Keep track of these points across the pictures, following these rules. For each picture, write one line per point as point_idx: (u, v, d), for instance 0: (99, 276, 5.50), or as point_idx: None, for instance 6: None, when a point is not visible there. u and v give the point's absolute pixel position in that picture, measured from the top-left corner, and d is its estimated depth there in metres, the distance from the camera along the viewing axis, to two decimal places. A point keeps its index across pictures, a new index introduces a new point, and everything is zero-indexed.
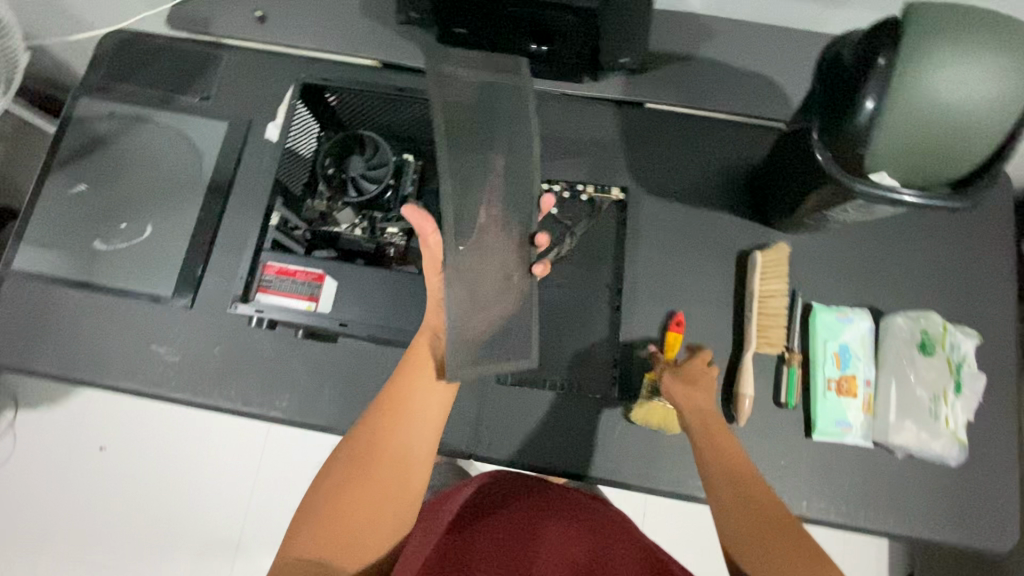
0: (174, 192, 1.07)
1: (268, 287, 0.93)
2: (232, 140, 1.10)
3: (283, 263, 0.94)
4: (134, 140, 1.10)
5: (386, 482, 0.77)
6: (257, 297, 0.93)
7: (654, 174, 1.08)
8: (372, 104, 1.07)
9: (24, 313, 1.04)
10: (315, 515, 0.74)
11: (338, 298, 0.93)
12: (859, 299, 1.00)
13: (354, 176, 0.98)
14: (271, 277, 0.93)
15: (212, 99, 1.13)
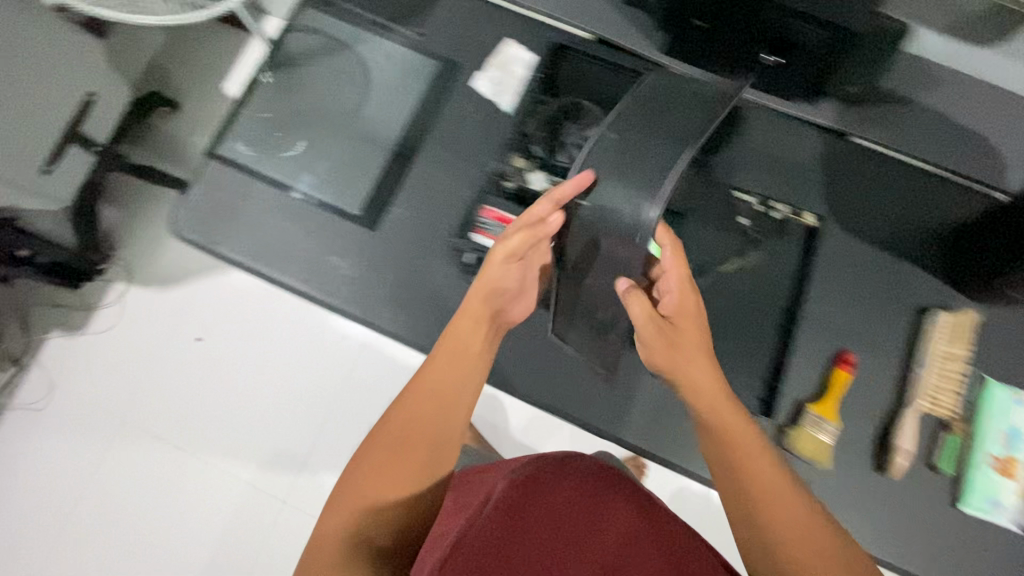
0: (379, 125, 1.16)
1: (483, 230, 1.08)
2: (437, 83, 1.14)
3: (501, 211, 1.08)
4: (350, 65, 1.18)
5: (422, 450, 0.90)
6: (473, 236, 1.08)
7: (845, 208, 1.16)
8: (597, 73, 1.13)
9: (223, 200, 1.16)
10: (359, 469, 0.90)
11: (543, 251, 1.08)
12: (983, 367, 1.11)
13: (563, 140, 1.05)
14: (489, 221, 1.09)
15: (425, 35, 1.15)
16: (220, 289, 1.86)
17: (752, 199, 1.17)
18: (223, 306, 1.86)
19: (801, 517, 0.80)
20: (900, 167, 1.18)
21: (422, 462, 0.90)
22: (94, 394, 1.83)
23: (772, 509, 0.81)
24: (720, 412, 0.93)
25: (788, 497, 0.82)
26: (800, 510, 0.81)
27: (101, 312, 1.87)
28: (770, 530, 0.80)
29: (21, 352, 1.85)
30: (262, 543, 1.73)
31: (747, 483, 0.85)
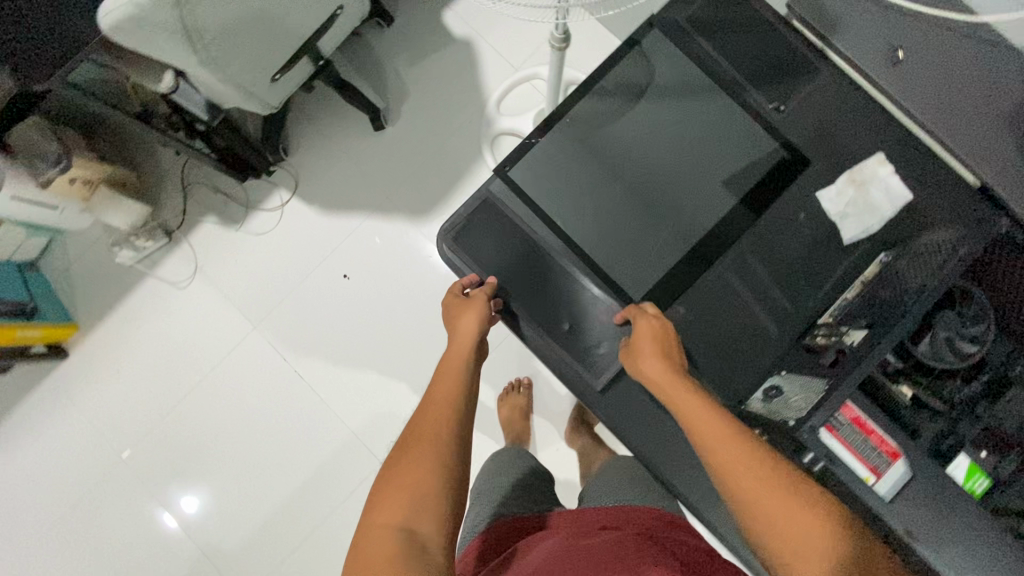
0: (699, 196, 0.96)
1: (835, 428, 0.75)
2: (779, 174, 0.94)
3: (863, 413, 0.76)
4: (681, 119, 0.98)
5: (435, 409, 0.80)
6: (820, 435, 0.75)
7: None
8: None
9: (486, 220, 0.99)
10: (402, 437, 0.78)
11: (904, 491, 0.74)
12: None
13: (944, 327, 0.81)
14: (843, 420, 0.76)
15: (786, 113, 0.96)
16: (385, 238, 1.79)
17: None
18: (381, 254, 1.79)
19: (754, 469, 0.70)
20: None
21: (451, 406, 0.80)
22: (234, 292, 1.81)
23: (765, 500, 0.68)
24: (682, 398, 0.78)
25: (758, 470, 0.69)
26: (775, 489, 0.68)
27: (262, 214, 1.82)
28: (780, 534, 0.66)
29: (175, 227, 1.83)
30: (347, 499, 1.71)
31: (724, 481, 0.71)
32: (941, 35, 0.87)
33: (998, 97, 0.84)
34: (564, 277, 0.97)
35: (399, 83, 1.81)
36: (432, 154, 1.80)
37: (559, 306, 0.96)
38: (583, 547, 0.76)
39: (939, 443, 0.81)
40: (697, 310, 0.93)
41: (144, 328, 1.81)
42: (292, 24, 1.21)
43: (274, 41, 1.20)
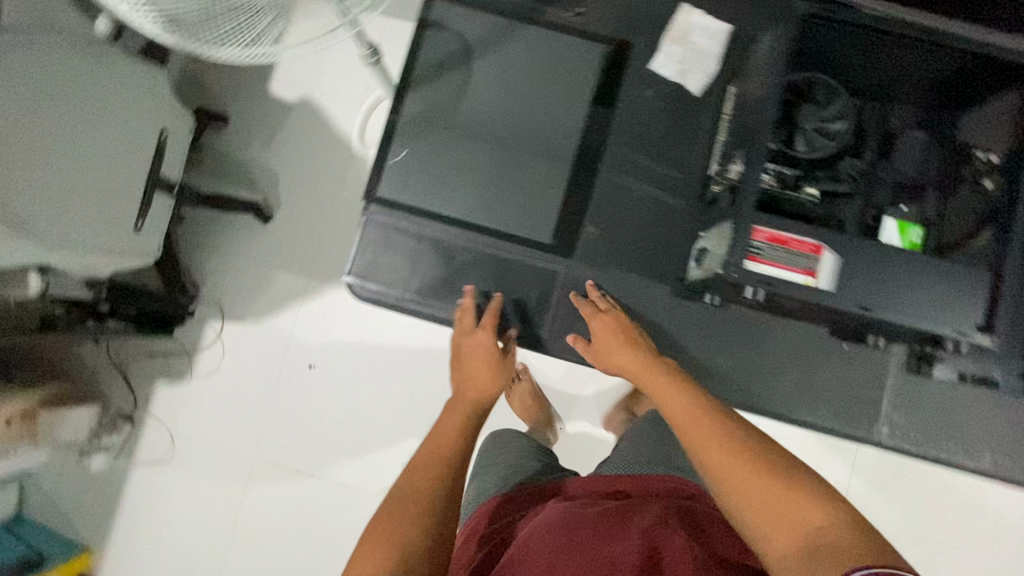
0: (551, 123, 0.96)
1: (758, 256, 0.75)
2: (609, 68, 0.96)
3: (774, 229, 0.76)
4: (498, 64, 0.97)
5: (444, 446, 0.77)
6: (746, 266, 0.75)
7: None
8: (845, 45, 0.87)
9: (381, 246, 0.97)
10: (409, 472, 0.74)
11: (843, 280, 0.75)
12: None
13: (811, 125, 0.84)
14: (760, 244, 0.75)
15: (585, 13, 0.97)
16: (328, 309, 1.77)
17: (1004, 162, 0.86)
18: (332, 327, 1.76)
19: (732, 444, 0.66)
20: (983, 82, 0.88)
21: (450, 454, 0.76)
22: (216, 436, 1.77)
23: (738, 472, 0.63)
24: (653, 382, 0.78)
25: (734, 448, 0.65)
26: (753, 467, 0.63)
27: (204, 352, 1.79)
28: (757, 505, 0.61)
29: (135, 405, 1.77)
30: None
31: (698, 462, 0.67)
32: None
33: None
34: (476, 258, 0.97)
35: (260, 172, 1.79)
36: (324, 218, 1.79)
37: (486, 285, 0.97)
38: (587, 526, 0.71)
39: (864, 220, 0.89)
40: (608, 221, 0.95)
41: (159, 516, 1.76)
42: (122, 168, 1.17)
43: (114, 190, 1.16)
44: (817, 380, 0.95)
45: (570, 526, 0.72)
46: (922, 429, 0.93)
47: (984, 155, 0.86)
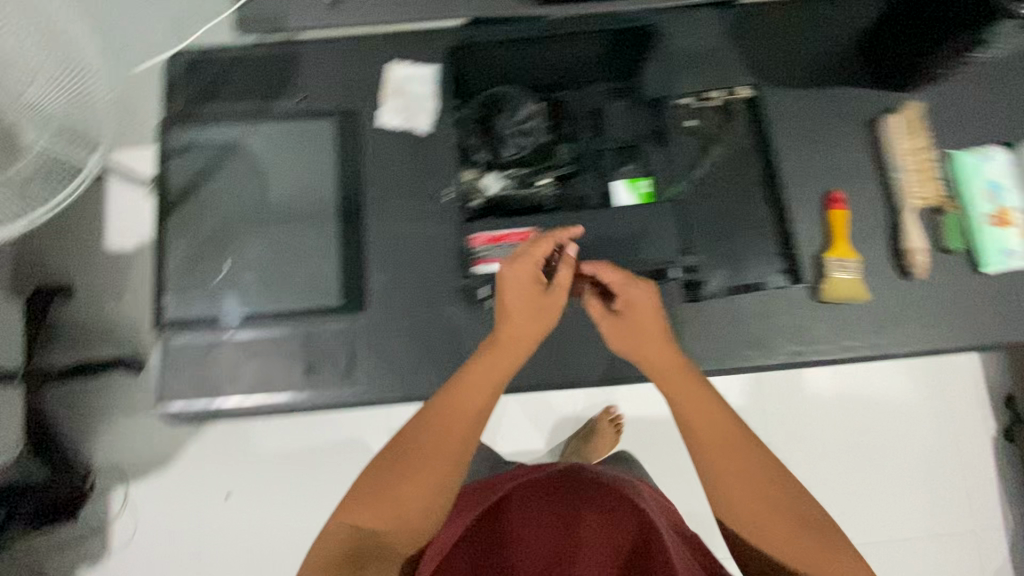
0: (305, 197, 1.02)
1: (487, 258, 0.94)
2: (344, 134, 1.04)
3: (491, 231, 0.96)
4: (242, 164, 1.03)
5: (432, 472, 0.77)
6: (477, 270, 0.94)
7: (752, 70, 1.06)
8: (513, 60, 1.07)
9: (182, 364, 0.97)
10: (381, 487, 0.78)
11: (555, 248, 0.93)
12: (992, 137, 1.04)
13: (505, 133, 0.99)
14: (485, 248, 0.94)
15: (306, 98, 1.05)
16: (231, 432, 1.45)
17: (693, 102, 1.04)
18: (225, 441, 1.45)
19: (761, 473, 0.75)
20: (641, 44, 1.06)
21: (443, 484, 0.78)
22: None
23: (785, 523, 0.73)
24: (679, 379, 0.82)
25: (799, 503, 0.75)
26: (781, 489, 0.75)
27: (111, 529, 1.42)
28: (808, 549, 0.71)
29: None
30: None
31: (710, 481, 0.76)
32: None
33: None
34: (277, 341, 0.98)
35: (103, 328, 1.49)
36: None
37: (295, 363, 0.98)
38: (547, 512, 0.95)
39: (600, 189, 1.01)
40: (387, 265, 1.00)
41: None
42: None
43: None
44: None
45: (534, 501, 0.97)
46: (728, 349, 0.99)
47: (677, 100, 1.03)
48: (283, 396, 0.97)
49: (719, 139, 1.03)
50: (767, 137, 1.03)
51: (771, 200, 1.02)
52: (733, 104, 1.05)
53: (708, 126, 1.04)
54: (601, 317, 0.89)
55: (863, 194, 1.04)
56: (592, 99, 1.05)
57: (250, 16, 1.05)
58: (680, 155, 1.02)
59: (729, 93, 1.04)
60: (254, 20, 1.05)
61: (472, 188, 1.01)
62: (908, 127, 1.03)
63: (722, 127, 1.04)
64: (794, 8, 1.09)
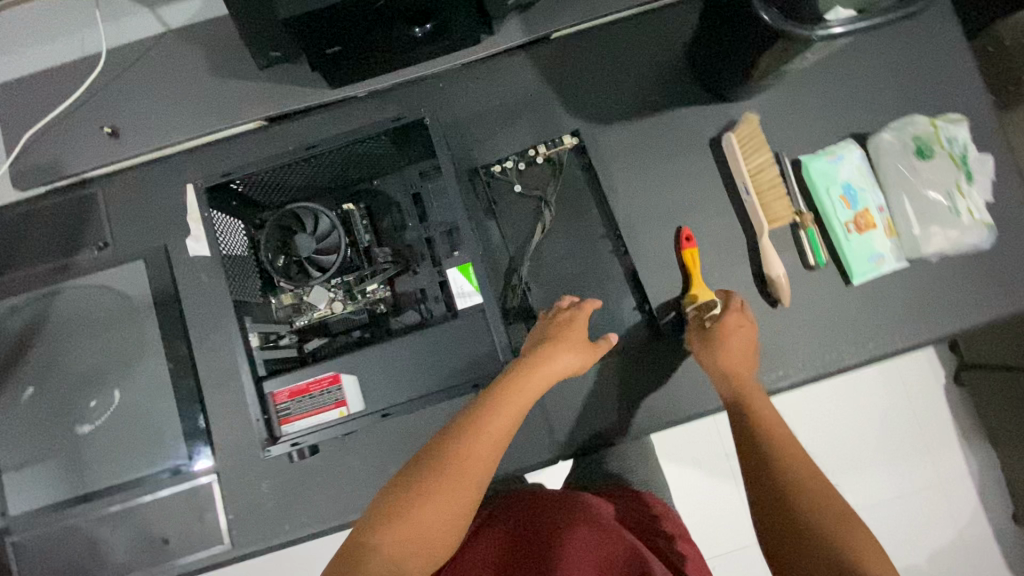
0: (130, 351, 0.96)
1: (290, 415, 0.75)
2: (156, 273, 0.97)
3: (293, 381, 0.75)
4: (57, 329, 0.96)
5: (475, 478, 0.63)
6: (284, 432, 0.74)
7: (569, 112, 0.99)
8: (285, 172, 0.87)
9: (38, 555, 0.92)
10: (432, 490, 0.61)
11: (367, 389, 0.76)
12: (840, 131, 0.95)
13: (308, 257, 0.86)
14: (286, 404, 0.75)
15: (109, 244, 0.98)
16: None
17: (513, 163, 0.98)
18: None
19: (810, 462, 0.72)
20: (441, 110, 1.00)
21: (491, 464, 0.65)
22: None
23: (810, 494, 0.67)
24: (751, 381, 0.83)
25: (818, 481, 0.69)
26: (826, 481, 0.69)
27: None
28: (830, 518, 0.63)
29: None
30: None
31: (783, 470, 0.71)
32: (110, 98, 0.97)
33: (180, 85, 0.97)
34: (129, 510, 0.93)
35: None
36: None
37: (152, 530, 0.92)
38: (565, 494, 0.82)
39: (437, 279, 0.93)
40: (231, 405, 0.95)
41: None
42: None
43: None
44: None
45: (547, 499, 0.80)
46: (601, 428, 0.92)
47: (493, 167, 0.97)
48: (144, 569, 0.91)
49: (549, 202, 0.96)
50: (596, 183, 0.98)
51: (619, 253, 0.97)
52: (559, 156, 0.98)
53: (533, 186, 0.98)
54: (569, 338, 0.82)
55: (711, 221, 0.97)
56: (407, 185, 0.96)
57: (28, 169, 0.97)
58: (510, 226, 0.97)
59: (551, 147, 0.98)
60: (31, 171, 0.96)
61: (293, 314, 0.90)
62: (751, 139, 0.95)
63: (547, 182, 0.99)
64: (598, 36, 1.00)
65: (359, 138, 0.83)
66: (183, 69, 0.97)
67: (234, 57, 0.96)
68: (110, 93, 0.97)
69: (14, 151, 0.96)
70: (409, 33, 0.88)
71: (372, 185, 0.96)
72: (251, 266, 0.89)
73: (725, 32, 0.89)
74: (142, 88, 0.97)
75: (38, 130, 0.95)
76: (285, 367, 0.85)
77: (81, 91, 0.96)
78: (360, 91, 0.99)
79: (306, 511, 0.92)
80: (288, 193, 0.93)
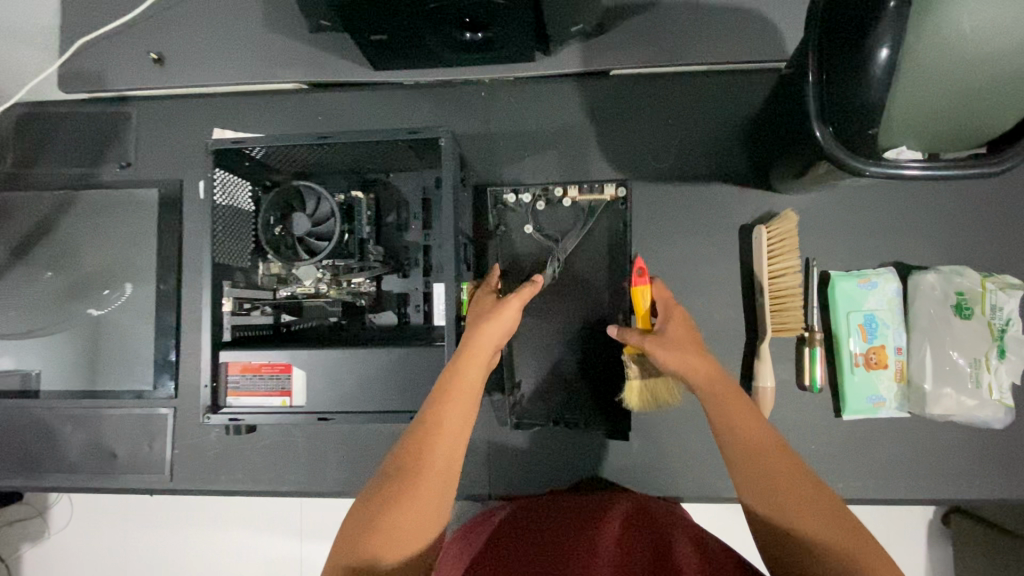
0: (128, 271, 1.00)
1: (238, 389, 0.76)
2: (167, 205, 1.00)
3: (246, 358, 0.76)
4: (67, 232, 1.02)
5: (433, 474, 0.60)
6: (227, 404, 0.76)
7: (604, 156, 0.94)
8: (300, 151, 0.87)
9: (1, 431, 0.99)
10: (395, 503, 0.58)
11: (314, 387, 0.76)
12: (882, 257, 0.88)
13: (301, 237, 0.86)
14: (236, 377, 0.76)
15: (132, 165, 1.01)
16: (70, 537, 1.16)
17: (532, 197, 0.91)
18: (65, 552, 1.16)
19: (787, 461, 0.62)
20: (475, 120, 0.97)
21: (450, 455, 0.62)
22: None
23: (786, 481, 0.60)
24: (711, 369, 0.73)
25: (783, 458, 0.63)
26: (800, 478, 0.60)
27: None
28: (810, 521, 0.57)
29: None
30: None
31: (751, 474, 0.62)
32: (164, 24, 0.98)
33: (233, 28, 0.97)
34: (86, 417, 0.98)
35: None
36: None
37: (103, 442, 0.97)
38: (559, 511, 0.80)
39: (424, 289, 0.93)
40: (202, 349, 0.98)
41: None
42: None
43: None
44: None
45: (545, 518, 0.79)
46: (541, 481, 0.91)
47: (507, 195, 0.91)
48: (86, 475, 0.97)
49: (557, 255, 0.90)
50: (620, 249, 0.90)
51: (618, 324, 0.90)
52: (591, 203, 0.90)
53: (549, 226, 0.92)
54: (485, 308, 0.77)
55: (716, 310, 0.91)
56: (419, 187, 0.95)
57: (75, 73, 0.99)
58: (513, 263, 0.93)
59: (586, 191, 0.90)
60: (76, 76, 0.99)
61: (278, 283, 0.91)
62: (786, 235, 0.87)
63: (563, 228, 0.91)
64: (657, 83, 0.94)
65: (372, 138, 0.80)
66: (238, 13, 0.97)
67: (290, 16, 0.95)
68: (165, 19, 0.98)
69: (64, 53, 0.99)
70: (458, 38, 0.85)
71: (386, 178, 0.96)
72: (247, 227, 0.89)
73: (787, 118, 0.81)
74: (195, 23, 0.97)
75: (90, 40, 0.97)
76: (250, 336, 0.86)
77: (138, 12, 0.97)
78: (399, 80, 0.97)
79: (245, 468, 0.96)
80: (301, 164, 0.92)
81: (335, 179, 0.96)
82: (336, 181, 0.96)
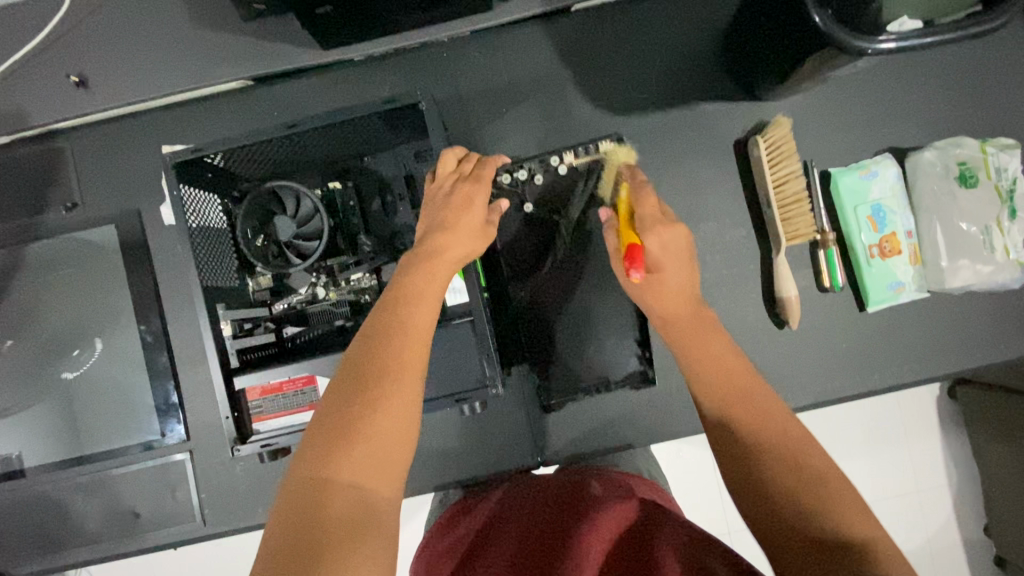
0: (103, 320, 0.92)
1: (263, 413, 0.77)
2: (130, 240, 0.92)
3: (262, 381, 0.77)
4: (25, 291, 0.93)
5: (408, 374, 0.54)
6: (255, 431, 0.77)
7: (584, 97, 0.90)
8: (264, 149, 0.80)
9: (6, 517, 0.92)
10: (365, 413, 0.50)
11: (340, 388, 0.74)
12: (877, 145, 0.88)
13: (287, 242, 0.79)
14: (258, 401, 0.77)
15: (80, 205, 0.92)
16: None
17: (529, 172, 0.81)
18: None
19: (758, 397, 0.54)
20: (442, 86, 0.91)
21: (420, 360, 0.56)
22: None
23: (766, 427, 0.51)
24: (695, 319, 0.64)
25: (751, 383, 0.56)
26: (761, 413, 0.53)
27: None
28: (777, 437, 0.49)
29: None
30: None
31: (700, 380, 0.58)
32: (75, 42, 0.87)
33: (153, 32, 0.87)
34: (97, 481, 0.91)
35: None
36: None
37: (122, 502, 0.91)
38: (544, 489, 0.70)
39: None
40: (205, 383, 0.92)
41: None
42: None
43: None
44: (468, 434, 0.90)
45: (530, 499, 0.69)
46: (590, 439, 0.89)
47: (503, 176, 0.81)
48: (113, 539, 0.91)
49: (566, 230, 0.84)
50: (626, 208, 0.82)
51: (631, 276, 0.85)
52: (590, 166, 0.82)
53: (547, 202, 0.84)
54: (465, 203, 0.69)
55: (726, 232, 0.90)
56: (399, 165, 0.88)
57: None
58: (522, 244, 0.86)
59: (582, 154, 0.81)
60: None
61: (271, 297, 0.84)
62: (783, 140, 0.85)
63: (562, 198, 0.84)
64: (624, 10, 0.89)
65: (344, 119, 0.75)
66: (156, 14, 0.86)
67: (214, 5, 0.85)
68: (75, 36, 0.87)
69: None
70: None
71: (361, 161, 0.89)
72: (224, 243, 0.81)
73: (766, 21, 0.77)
74: (109, 34, 0.87)
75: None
76: (257, 356, 0.79)
77: (43, 33, 0.86)
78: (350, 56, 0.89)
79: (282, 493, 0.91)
80: (266, 163, 0.84)
81: (306, 174, 0.89)
82: (307, 178, 0.89)
